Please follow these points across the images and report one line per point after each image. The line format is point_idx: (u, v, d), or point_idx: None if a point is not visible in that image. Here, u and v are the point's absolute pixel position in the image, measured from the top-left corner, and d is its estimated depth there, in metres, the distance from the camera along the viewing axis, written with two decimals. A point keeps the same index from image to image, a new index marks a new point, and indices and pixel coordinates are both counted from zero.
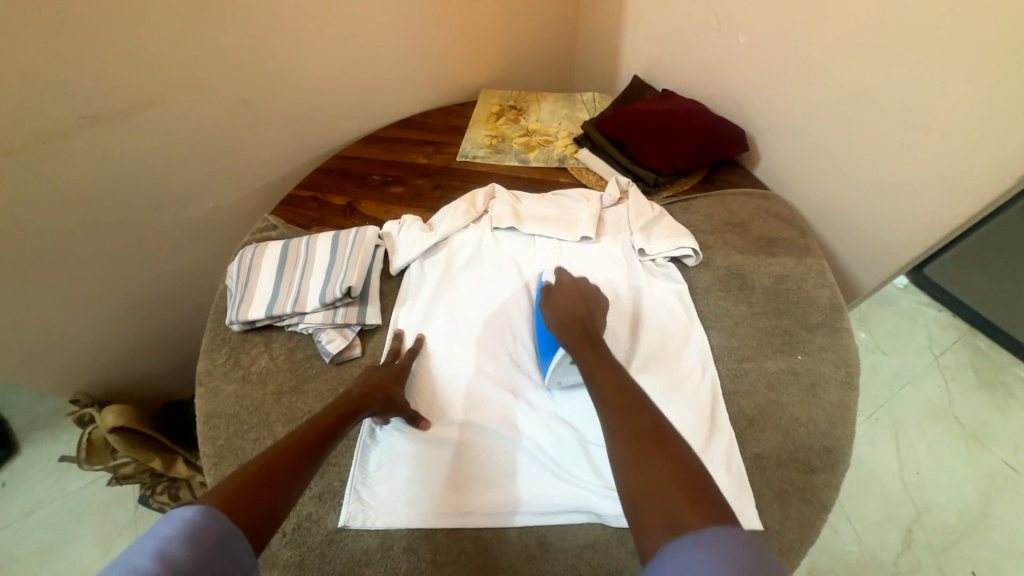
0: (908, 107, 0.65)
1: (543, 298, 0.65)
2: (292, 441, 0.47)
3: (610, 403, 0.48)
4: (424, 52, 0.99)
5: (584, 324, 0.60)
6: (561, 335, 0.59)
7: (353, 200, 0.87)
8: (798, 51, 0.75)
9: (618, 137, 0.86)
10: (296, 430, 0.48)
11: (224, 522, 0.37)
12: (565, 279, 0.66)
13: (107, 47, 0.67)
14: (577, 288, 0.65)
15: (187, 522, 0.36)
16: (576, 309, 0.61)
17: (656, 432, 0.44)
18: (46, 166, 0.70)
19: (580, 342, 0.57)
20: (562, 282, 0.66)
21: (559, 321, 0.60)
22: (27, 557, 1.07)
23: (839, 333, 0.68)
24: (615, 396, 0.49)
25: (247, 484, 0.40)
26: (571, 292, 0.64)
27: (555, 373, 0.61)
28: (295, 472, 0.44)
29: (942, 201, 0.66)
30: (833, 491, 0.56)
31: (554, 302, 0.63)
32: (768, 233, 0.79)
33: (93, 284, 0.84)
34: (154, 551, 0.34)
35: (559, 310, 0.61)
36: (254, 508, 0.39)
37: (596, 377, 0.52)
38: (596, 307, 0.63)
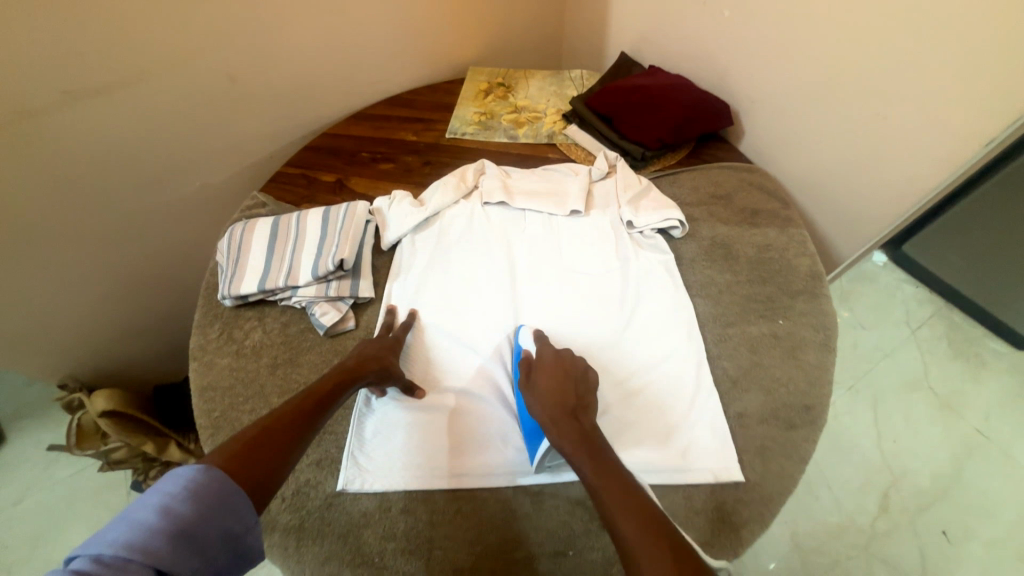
0: (887, 79, 0.66)
1: (521, 381, 0.58)
2: (289, 409, 0.47)
3: (635, 544, 0.42)
4: (411, 28, 0.98)
5: (579, 419, 0.53)
6: (554, 438, 0.51)
7: (342, 177, 0.87)
8: (782, 24, 0.76)
9: (606, 113, 0.87)
10: (292, 398, 0.49)
11: (226, 482, 0.38)
12: (549, 353, 0.59)
13: (86, 19, 0.66)
14: (563, 367, 0.58)
15: (189, 480, 0.36)
16: (566, 397, 0.55)
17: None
18: (27, 143, 0.68)
19: (580, 446, 0.50)
20: (544, 357, 0.59)
21: (548, 416, 0.53)
22: (20, 544, 1.07)
23: (818, 299, 0.71)
24: (640, 532, 0.42)
25: (246, 448, 0.41)
26: (558, 376, 0.57)
27: (544, 460, 0.55)
28: (294, 435, 0.45)
29: (917, 170, 0.68)
30: (811, 445, 0.59)
31: (539, 389, 0.56)
32: (752, 205, 0.81)
33: (79, 266, 0.83)
34: (158, 506, 0.34)
35: (548, 404, 0.54)
36: (255, 469, 0.40)
37: (609, 501, 0.45)
38: (586, 389, 0.57)
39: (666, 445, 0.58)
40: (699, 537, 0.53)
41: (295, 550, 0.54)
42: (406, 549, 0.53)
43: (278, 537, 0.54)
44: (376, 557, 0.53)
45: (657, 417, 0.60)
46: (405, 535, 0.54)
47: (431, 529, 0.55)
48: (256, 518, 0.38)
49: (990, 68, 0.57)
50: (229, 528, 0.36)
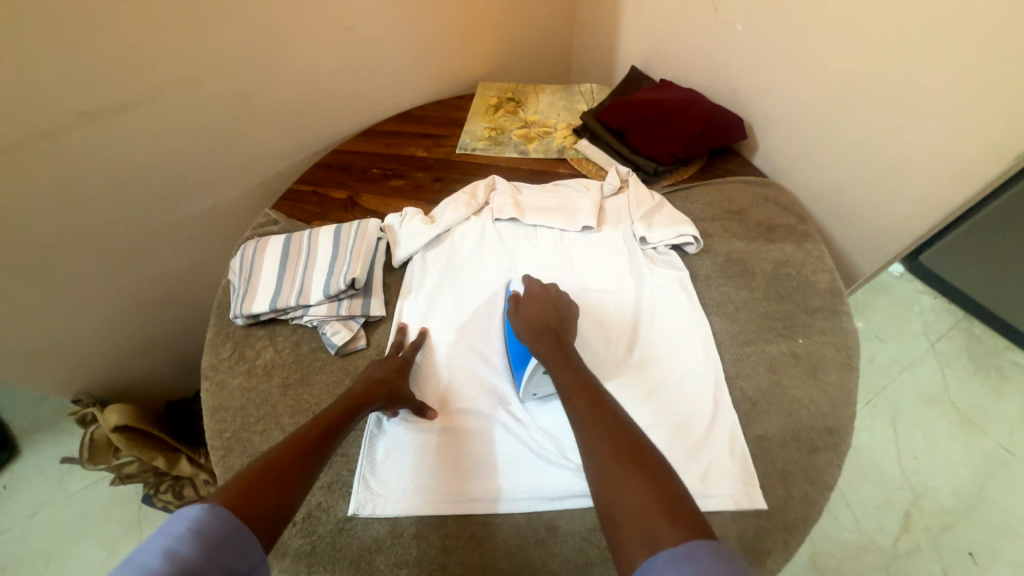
0: (905, 92, 0.65)
1: (510, 310, 0.62)
2: (298, 438, 0.47)
3: (583, 416, 0.47)
4: (421, 45, 0.99)
5: (556, 333, 0.58)
6: (533, 345, 0.57)
7: (353, 193, 0.87)
8: (795, 38, 0.75)
9: (617, 127, 0.86)
10: (302, 427, 0.48)
11: (231, 521, 0.37)
12: (535, 285, 0.64)
13: (104, 43, 0.67)
14: (547, 295, 0.63)
15: (195, 520, 0.36)
16: (547, 317, 0.60)
17: (632, 446, 0.43)
18: (43, 162, 0.69)
19: (552, 351, 0.56)
20: (531, 290, 0.64)
21: (529, 330, 0.58)
22: (30, 561, 1.07)
23: (838, 317, 0.69)
24: (590, 409, 0.47)
25: (254, 483, 0.40)
26: (542, 301, 0.62)
27: (529, 385, 0.60)
28: (306, 467, 0.45)
29: (940, 184, 0.66)
30: (835, 470, 0.57)
31: (524, 310, 0.61)
32: (767, 220, 0.79)
33: (93, 283, 0.84)
34: (162, 549, 0.34)
35: (530, 319, 0.59)
36: (264, 505, 0.39)
37: (568, 387, 0.51)
38: (567, 314, 0.62)
39: (685, 467, 0.56)
40: None
41: None
42: None
43: (289, 562, 0.53)
44: None
45: (676, 438, 0.58)
46: (417, 562, 0.53)
47: (444, 557, 0.53)
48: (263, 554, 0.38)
49: (1012, 78, 0.56)
50: (236, 566, 0.36)
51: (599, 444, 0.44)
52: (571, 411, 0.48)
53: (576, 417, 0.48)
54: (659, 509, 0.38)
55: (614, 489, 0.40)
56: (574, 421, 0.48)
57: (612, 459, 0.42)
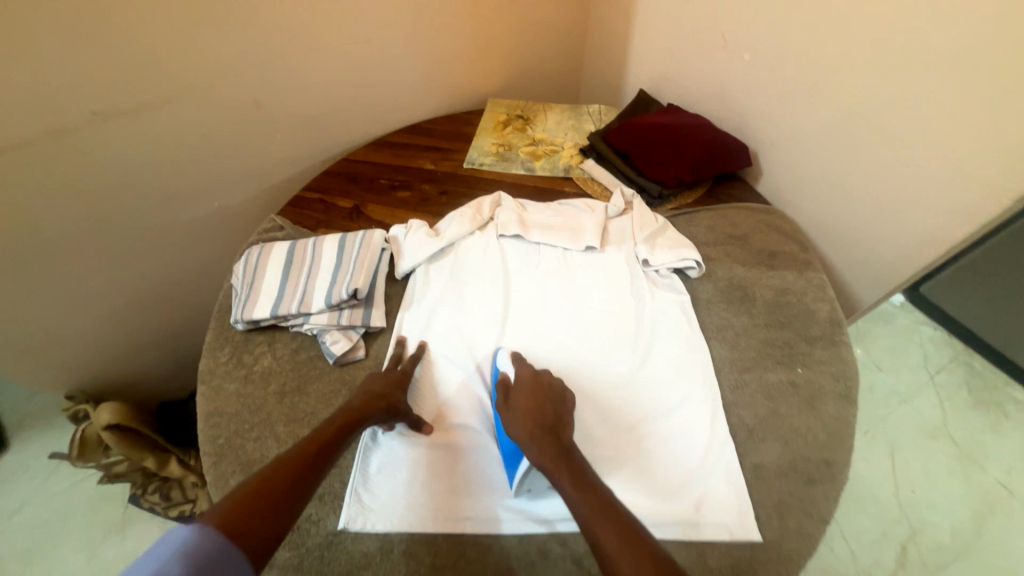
0: (907, 128, 0.67)
1: (500, 404, 0.58)
2: (293, 455, 0.46)
3: (619, 559, 0.43)
4: (434, 60, 1.01)
5: (557, 436, 0.54)
6: (533, 456, 0.52)
7: (360, 203, 0.88)
8: (800, 70, 0.77)
9: (623, 149, 0.88)
10: (298, 444, 0.48)
11: (223, 539, 0.37)
12: (526, 372, 0.60)
13: (124, 45, 0.68)
14: (542, 386, 0.59)
15: (187, 539, 0.34)
16: (544, 416, 0.56)
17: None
18: (55, 159, 0.70)
19: (558, 463, 0.51)
20: (522, 377, 0.60)
21: (527, 434, 0.54)
22: (12, 558, 1.05)
23: (838, 347, 0.69)
24: (622, 544, 0.44)
25: (247, 505, 0.40)
26: (535, 395, 0.57)
27: (523, 483, 0.55)
28: (300, 486, 0.44)
29: (942, 219, 0.67)
30: (832, 503, 0.56)
31: (516, 409, 0.56)
32: (769, 247, 0.80)
33: (96, 279, 0.85)
34: (152, 569, 0.32)
35: (526, 423, 0.54)
36: (255, 526, 0.39)
37: (588, 514, 0.47)
38: (564, 408, 0.58)
39: (677, 497, 0.56)
40: None
41: None
42: None
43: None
44: None
45: (670, 467, 0.58)
46: None
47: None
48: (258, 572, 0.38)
49: (1015, 120, 0.56)
50: None
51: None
52: (600, 551, 0.44)
53: (608, 558, 0.44)
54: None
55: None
56: (605, 564, 0.44)
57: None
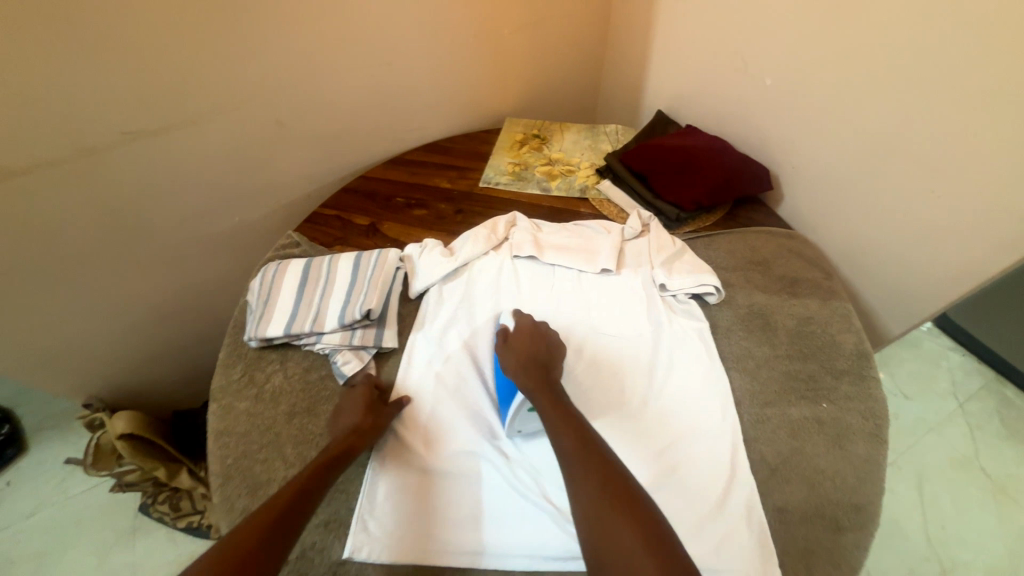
0: (939, 155, 0.64)
1: (499, 344, 0.64)
2: (262, 514, 0.48)
3: (573, 457, 0.52)
4: (453, 80, 1.02)
5: (544, 371, 0.60)
6: (522, 383, 0.58)
7: (376, 221, 0.88)
8: (824, 94, 0.75)
9: (640, 170, 0.87)
10: (266, 505, 0.49)
11: None
12: (525, 322, 0.66)
13: (155, 69, 0.71)
14: (536, 331, 0.65)
15: None
16: (536, 353, 0.62)
17: (619, 490, 0.49)
18: (84, 176, 0.73)
19: (541, 389, 0.58)
20: (521, 326, 0.66)
21: (519, 364, 0.60)
22: (24, 561, 1.06)
23: (866, 382, 0.65)
24: (577, 449, 0.52)
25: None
26: (530, 336, 0.64)
27: (514, 422, 0.60)
28: (269, 547, 0.45)
29: (976, 250, 0.64)
30: (862, 553, 0.53)
31: (512, 346, 0.63)
32: (792, 273, 0.77)
33: (118, 291, 0.87)
34: None
35: (519, 357, 0.61)
36: None
37: (557, 428, 0.55)
38: (555, 350, 0.64)
39: (699, 534, 0.53)
40: None
41: None
42: None
43: None
44: None
45: (694, 500, 0.55)
46: None
47: None
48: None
49: None
50: None
51: (591, 488, 0.49)
52: (560, 454, 0.53)
53: (566, 458, 0.52)
54: (651, 555, 0.44)
55: (603, 534, 0.46)
56: (562, 463, 0.52)
57: (605, 506, 0.48)
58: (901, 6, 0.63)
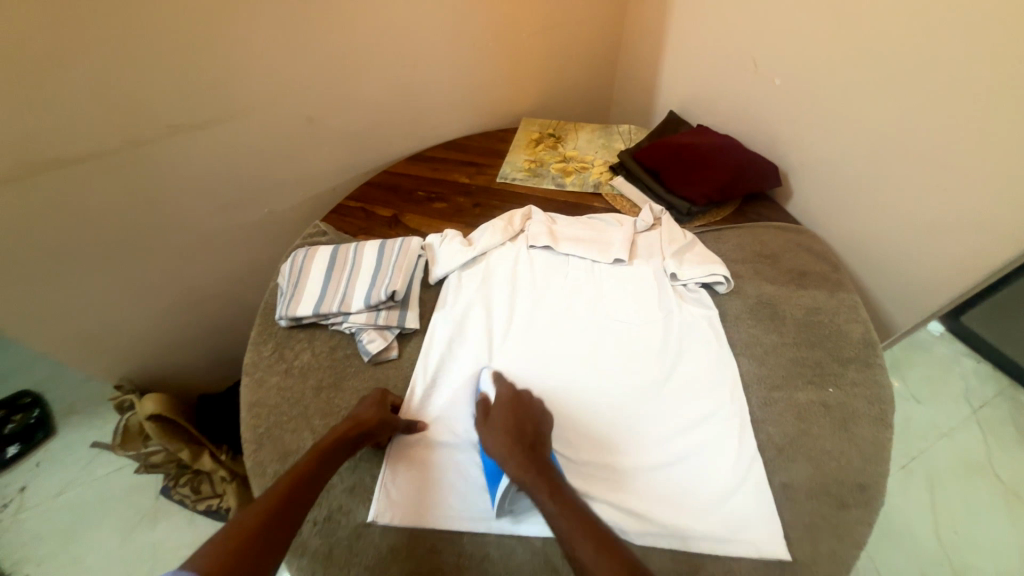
0: (947, 152, 0.66)
1: (481, 425, 0.61)
2: (278, 492, 0.51)
3: (598, 563, 0.45)
4: (473, 81, 1.06)
5: (534, 451, 0.56)
6: (514, 474, 0.54)
7: (398, 212, 0.92)
8: (833, 94, 0.78)
9: (653, 167, 0.90)
10: (270, 491, 0.51)
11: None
12: (506, 392, 0.62)
13: (200, 67, 0.76)
14: (520, 402, 0.61)
15: None
16: (522, 431, 0.58)
17: None
18: (132, 167, 0.78)
19: (536, 478, 0.54)
20: (503, 397, 0.62)
21: (505, 446, 0.56)
22: (54, 537, 1.11)
23: (873, 369, 0.67)
24: (596, 546, 0.47)
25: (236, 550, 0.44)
26: (513, 410, 0.60)
27: (504, 504, 0.56)
28: (272, 529, 0.48)
29: (982, 244, 0.66)
30: (867, 529, 0.55)
31: (495, 425, 0.59)
32: (800, 266, 0.80)
33: (154, 276, 0.91)
34: None
35: (503, 440, 0.56)
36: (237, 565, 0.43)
37: (565, 522, 0.49)
38: (542, 424, 0.60)
39: (708, 509, 0.55)
40: None
41: None
42: None
43: (306, 562, 0.54)
44: None
45: (703, 477, 0.57)
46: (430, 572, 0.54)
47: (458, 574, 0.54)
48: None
49: None
50: None
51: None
52: (575, 559, 0.47)
53: (585, 568, 0.46)
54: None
55: None
56: (581, 572, 0.46)
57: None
58: (908, 9, 0.66)
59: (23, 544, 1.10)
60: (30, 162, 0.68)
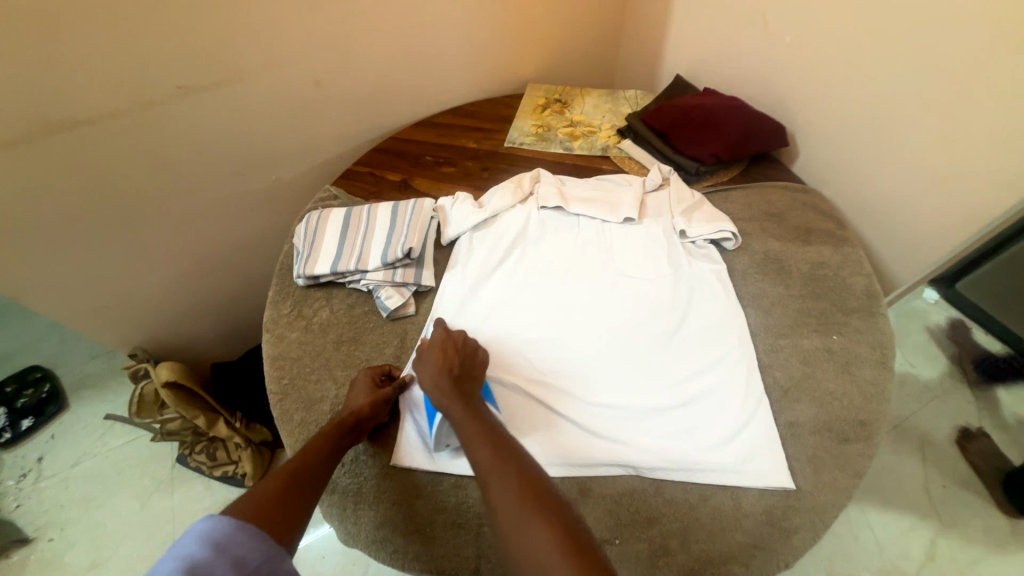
0: (955, 106, 0.67)
1: (416, 358, 0.61)
2: (301, 459, 0.53)
3: (489, 470, 0.49)
4: (479, 45, 1.05)
5: (458, 377, 0.57)
6: (437, 399, 0.56)
7: (407, 176, 0.93)
8: (843, 49, 0.78)
9: (660, 129, 0.91)
10: (290, 459, 0.52)
11: (238, 522, 0.44)
12: (440, 328, 0.62)
13: (206, 26, 0.74)
14: (452, 336, 0.61)
15: (208, 526, 0.42)
16: (450, 361, 0.59)
17: (536, 495, 0.46)
18: (142, 129, 0.78)
19: (456, 400, 0.55)
20: (435, 333, 0.62)
21: (433, 375, 0.57)
22: (71, 505, 1.13)
23: (875, 318, 0.70)
24: (495, 459, 0.49)
25: (268, 502, 0.46)
26: (446, 346, 0.60)
27: (442, 436, 0.57)
28: (300, 491, 0.49)
29: (984, 196, 0.67)
30: (866, 460, 0.58)
31: (426, 356, 0.60)
32: (805, 224, 0.81)
33: (163, 241, 0.92)
34: (179, 556, 0.40)
35: (432, 369, 0.58)
36: (271, 516, 0.45)
37: (473, 439, 0.51)
38: (473, 356, 0.60)
39: (716, 446, 0.58)
40: (746, 539, 0.54)
41: (352, 512, 0.57)
42: (454, 522, 0.56)
43: (337, 499, 0.58)
44: (426, 527, 0.56)
45: (711, 417, 0.60)
46: (456, 509, 0.57)
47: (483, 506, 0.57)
48: (276, 548, 0.44)
49: None
50: (242, 558, 0.42)
51: (505, 493, 0.47)
52: (475, 464, 0.50)
53: (480, 469, 0.49)
54: (559, 542, 0.42)
55: (520, 542, 0.43)
56: (478, 473, 0.49)
57: (521, 510, 0.45)
58: None
59: (43, 512, 1.11)
60: (44, 122, 0.68)
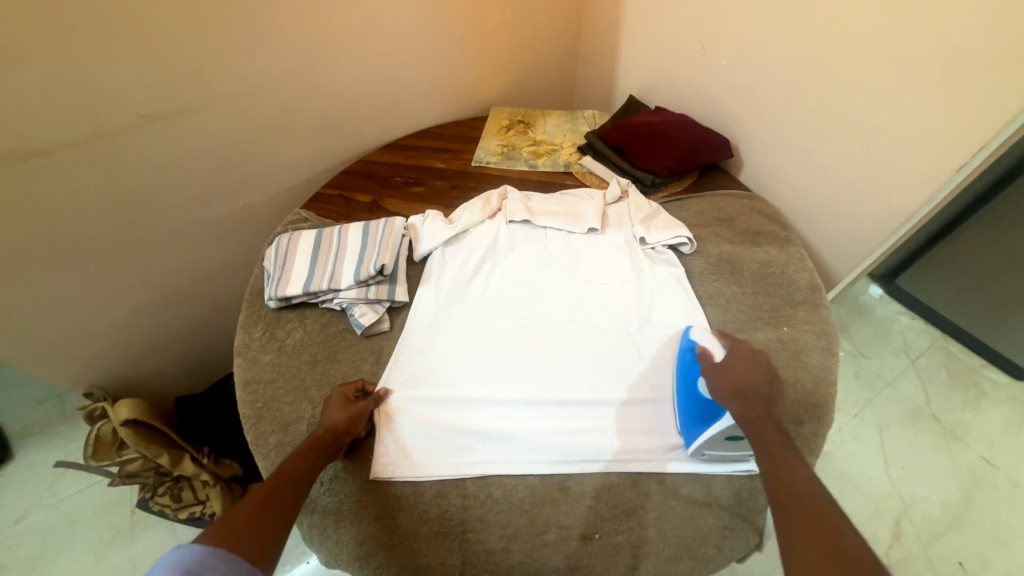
0: (870, 118, 0.75)
1: (706, 367, 0.61)
2: (276, 478, 0.52)
3: (783, 505, 0.46)
4: (441, 71, 1.10)
5: (766, 405, 0.56)
6: (738, 413, 0.55)
7: (377, 197, 0.95)
8: (772, 71, 0.86)
9: (618, 145, 0.97)
10: (265, 480, 0.51)
11: (214, 549, 0.42)
12: (743, 348, 0.62)
13: (167, 57, 0.75)
14: (752, 359, 0.61)
15: (179, 556, 0.40)
16: (756, 385, 0.58)
17: (834, 550, 0.41)
18: (100, 159, 0.77)
19: (762, 425, 0.54)
20: (740, 350, 0.62)
21: (732, 391, 0.57)
22: (15, 565, 1.03)
23: (820, 309, 0.76)
24: (795, 499, 0.46)
25: (244, 524, 0.45)
26: (751, 367, 0.60)
27: (705, 446, 0.58)
28: (277, 514, 0.48)
29: (901, 193, 0.76)
30: (819, 439, 0.63)
31: (728, 370, 0.59)
32: (753, 227, 0.88)
33: (121, 272, 0.89)
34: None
35: (736, 385, 0.58)
36: (247, 538, 0.44)
37: (777, 473, 0.49)
38: (771, 385, 0.59)
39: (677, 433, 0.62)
40: (717, 523, 0.58)
41: (333, 531, 0.57)
42: (438, 532, 0.57)
43: (318, 518, 0.57)
44: (410, 539, 0.56)
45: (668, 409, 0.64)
46: (438, 518, 0.57)
47: (465, 513, 0.58)
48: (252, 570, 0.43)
49: (952, 105, 0.66)
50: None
51: (796, 542, 0.43)
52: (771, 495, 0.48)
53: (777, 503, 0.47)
54: None
55: None
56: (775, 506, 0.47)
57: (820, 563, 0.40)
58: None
59: None
60: None
